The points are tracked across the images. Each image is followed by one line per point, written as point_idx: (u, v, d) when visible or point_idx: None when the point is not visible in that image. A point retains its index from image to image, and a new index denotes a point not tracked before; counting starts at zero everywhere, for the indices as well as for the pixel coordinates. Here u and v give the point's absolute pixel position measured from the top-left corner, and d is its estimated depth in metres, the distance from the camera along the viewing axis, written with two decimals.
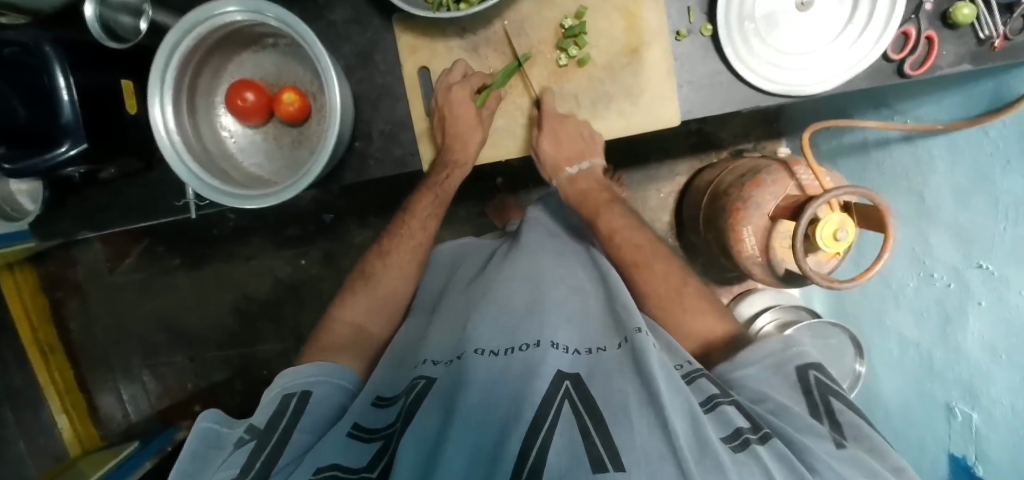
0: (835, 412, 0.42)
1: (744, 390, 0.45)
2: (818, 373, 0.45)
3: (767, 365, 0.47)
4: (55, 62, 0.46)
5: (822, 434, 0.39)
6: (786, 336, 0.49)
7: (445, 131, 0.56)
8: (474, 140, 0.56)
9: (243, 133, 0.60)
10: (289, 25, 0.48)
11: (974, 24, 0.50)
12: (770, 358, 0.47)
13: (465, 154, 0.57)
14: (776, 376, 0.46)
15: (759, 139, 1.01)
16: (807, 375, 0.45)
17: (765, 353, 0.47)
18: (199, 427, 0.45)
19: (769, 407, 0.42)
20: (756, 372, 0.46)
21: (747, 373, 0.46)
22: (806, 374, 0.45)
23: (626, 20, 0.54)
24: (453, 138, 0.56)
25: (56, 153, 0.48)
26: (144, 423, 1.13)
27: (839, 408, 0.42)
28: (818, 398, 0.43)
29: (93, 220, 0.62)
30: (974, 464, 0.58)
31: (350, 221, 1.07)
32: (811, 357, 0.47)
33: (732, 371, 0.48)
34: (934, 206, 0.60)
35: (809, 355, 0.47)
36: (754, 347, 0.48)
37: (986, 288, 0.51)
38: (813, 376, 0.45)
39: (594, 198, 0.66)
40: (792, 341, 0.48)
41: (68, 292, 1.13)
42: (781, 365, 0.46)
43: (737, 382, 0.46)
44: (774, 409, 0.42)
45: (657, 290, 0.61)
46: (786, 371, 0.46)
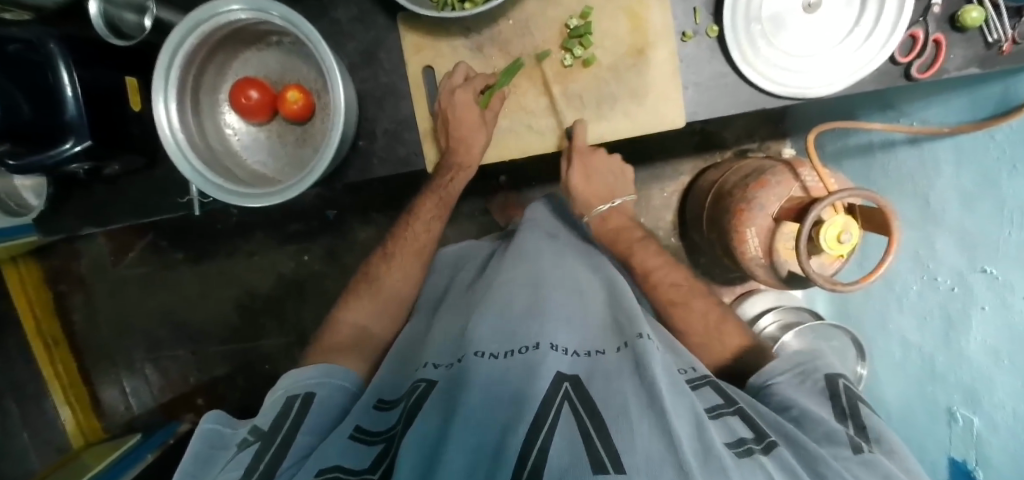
0: (860, 417, 0.44)
1: (775, 399, 0.48)
2: (846, 382, 0.48)
3: (796, 375, 0.49)
4: (60, 59, 0.46)
5: (840, 440, 0.40)
6: (811, 351, 0.53)
7: (449, 132, 0.55)
8: (479, 143, 0.56)
9: (247, 130, 0.60)
10: (293, 24, 0.48)
11: (982, 27, 0.49)
12: (799, 368, 0.50)
13: (469, 157, 0.57)
14: (804, 384, 0.48)
15: (763, 139, 1.00)
16: (835, 382, 0.48)
17: (794, 363, 0.51)
18: (202, 428, 0.47)
19: (793, 414, 0.44)
20: (785, 381, 0.49)
21: (778, 382, 0.49)
22: (834, 381, 0.48)
23: (632, 21, 0.54)
24: (457, 142, 0.56)
25: (61, 149, 0.48)
26: (146, 416, 1.14)
27: (865, 413, 0.44)
28: (845, 402, 0.46)
29: (97, 216, 0.63)
30: (974, 468, 0.58)
31: (353, 217, 1.07)
32: (837, 370, 0.50)
33: (764, 380, 0.50)
34: (938, 209, 0.60)
35: (834, 368, 0.51)
36: (783, 358, 0.51)
37: (990, 292, 0.51)
38: (842, 385, 0.48)
39: (626, 233, 0.66)
40: (818, 356, 0.52)
41: (71, 285, 1.13)
42: (808, 373, 0.49)
43: (768, 392, 0.49)
44: (799, 415, 0.44)
45: (678, 302, 0.61)
46: (814, 378, 0.49)
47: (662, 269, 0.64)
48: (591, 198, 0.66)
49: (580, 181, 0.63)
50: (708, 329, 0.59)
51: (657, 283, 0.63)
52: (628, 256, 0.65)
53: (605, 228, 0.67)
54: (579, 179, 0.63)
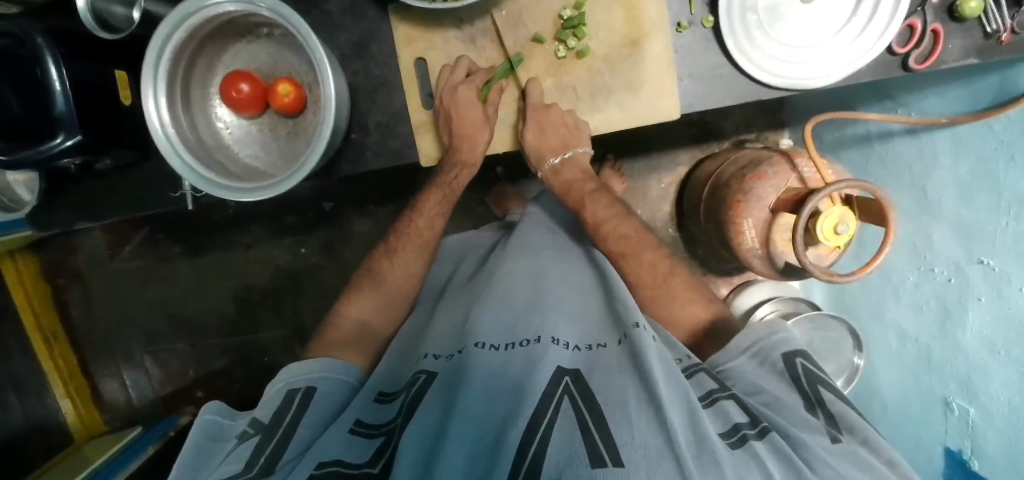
0: (825, 403, 0.43)
1: (740, 382, 0.47)
2: (803, 361, 0.47)
3: (756, 356, 0.48)
4: (48, 53, 0.45)
5: (817, 428, 0.40)
6: (771, 324, 0.51)
7: (451, 129, 0.56)
8: (481, 141, 0.58)
9: (238, 124, 0.59)
10: (282, 16, 0.47)
11: (981, 18, 0.49)
12: (759, 348, 0.48)
13: (471, 154, 0.58)
14: (765, 366, 0.47)
15: (761, 129, 1.00)
16: (793, 363, 0.47)
17: (754, 342, 0.49)
18: (202, 419, 0.46)
19: (762, 400, 0.44)
20: (747, 363, 0.48)
21: (740, 365, 0.48)
22: (793, 362, 0.47)
23: (626, 11, 0.53)
24: (459, 139, 0.57)
25: (51, 145, 0.47)
26: (147, 408, 1.15)
27: (830, 398, 0.44)
28: (806, 387, 0.45)
29: (91, 211, 0.62)
30: (970, 458, 0.59)
31: (350, 210, 1.07)
32: (795, 344, 0.49)
33: (722, 363, 0.50)
34: (936, 200, 0.59)
35: (794, 342, 0.49)
36: (743, 337, 0.50)
37: (987, 284, 0.51)
38: (801, 365, 0.46)
39: (579, 184, 0.66)
40: (776, 330, 0.50)
41: (69, 279, 1.13)
42: (768, 354, 0.48)
43: (730, 375, 0.48)
44: (768, 402, 0.44)
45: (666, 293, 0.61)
46: (773, 359, 0.47)
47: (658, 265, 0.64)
48: (542, 150, 0.60)
49: (533, 135, 0.57)
50: (655, 280, 0.59)
51: (653, 274, 0.60)
52: (587, 215, 0.64)
53: (559, 180, 0.66)
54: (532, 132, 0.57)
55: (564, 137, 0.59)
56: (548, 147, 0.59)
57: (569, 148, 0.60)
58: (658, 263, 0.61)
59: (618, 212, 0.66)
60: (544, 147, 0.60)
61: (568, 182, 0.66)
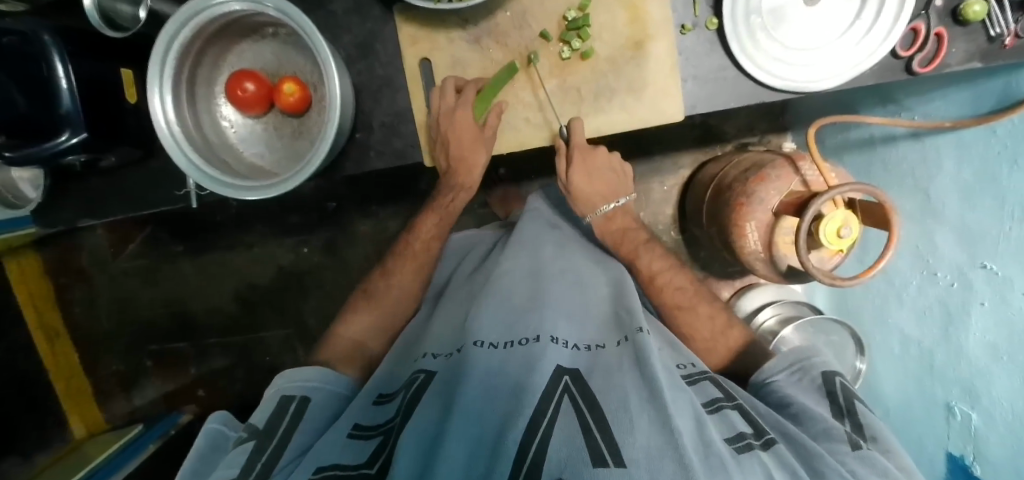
0: (857, 415, 0.44)
1: (776, 395, 0.48)
2: (843, 379, 0.48)
3: (795, 372, 0.49)
4: (54, 50, 0.45)
5: (838, 437, 0.40)
6: (812, 347, 0.52)
7: (450, 153, 0.58)
8: (478, 165, 0.60)
9: (243, 123, 0.59)
10: (287, 15, 0.48)
11: (986, 21, 0.49)
12: (798, 365, 0.50)
13: (469, 178, 0.61)
14: (802, 381, 0.48)
15: (764, 133, 1.00)
16: (832, 380, 0.48)
17: (793, 360, 0.50)
18: (208, 427, 0.47)
19: (792, 411, 0.45)
20: (786, 379, 0.49)
21: (780, 380, 0.49)
22: (831, 379, 0.48)
23: (630, 12, 0.53)
24: (457, 162, 0.59)
25: (56, 142, 0.48)
26: (148, 407, 1.15)
27: (861, 410, 0.45)
28: (842, 402, 0.45)
29: (95, 209, 0.62)
30: (972, 463, 0.59)
31: (353, 210, 1.07)
32: (835, 366, 0.50)
33: (763, 378, 0.51)
34: (939, 205, 0.59)
35: (831, 365, 0.50)
36: (779, 357, 0.51)
37: (989, 288, 0.51)
38: (839, 383, 0.47)
39: (631, 234, 0.66)
40: (816, 352, 0.52)
41: (72, 278, 1.13)
42: (807, 371, 0.49)
43: (768, 390, 0.49)
44: (798, 413, 0.44)
45: (684, 309, 0.61)
46: (812, 376, 0.48)
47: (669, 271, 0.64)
48: (593, 197, 0.65)
49: (582, 181, 0.63)
50: (714, 333, 0.59)
51: (649, 279, 0.63)
52: None
53: (602, 227, 0.66)
54: (581, 178, 0.62)
55: (610, 183, 0.65)
56: (597, 193, 0.65)
57: (618, 195, 0.66)
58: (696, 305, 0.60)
59: (624, 221, 0.67)
60: (595, 195, 0.65)
61: (620, 229, 0.67)
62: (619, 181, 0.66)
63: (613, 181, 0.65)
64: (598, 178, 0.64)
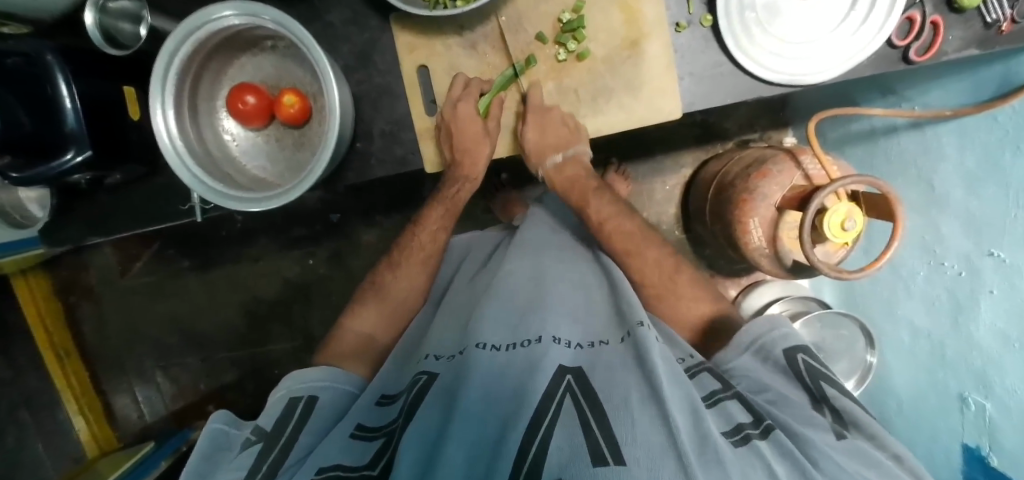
0: (829, 397, 0.43)
1: (744, 381, 0.46)
2: (806, 356, 0.46)
3: (759, 353, 0.48)
4: (57, 70, 0.47)
5: (815, 425, 0.40)
6: (772, 318, 0.50)
7: (454, 147, 0.58)
8: (483, 156, 0.59)
9: (245, 136, 0.60)
10: (286, 28, 0.48)
11: (981, 8, 0.49)
12: (760, 345, 0.48)
13: (474, 170, 0.60)
14: (768, 363, 0.47)
15: (765, 129, 1.00)
16: (795, 359, 0.46)
17: (753, 339, 0.48)
18: (210, 427, 0.46)
19: (768, 398, 0.44)
20: (751, 362, 0.47)
21: (744, 362, 0.48)
22: (795, 357, 0.46)
23: (625, 13, 0.53)
24: (461, 155, 0.58)
25: (62, 161, 0.48)
26: (158, 423, 1.15)
27: (834, 392, 0.43)
28: (810, 383, 0.44)
29: (102, 226, 0.63)
30: (987, 454, 0.57)
31: (357, 221, 1.07)
32: (797, 338, 0.48)
33: (727, 360, 0.49)
34: (944, 193, 0.59)
35: (799, 338, 0.48)
36: (744, 333, 0.49)
37: (998, 277, 0.51)
38: (802, 361, 0.46)
39: (580, 182, 0.65)
40: (780, 324, 0.49)
41: (80, 296, 1.14)
42: (769, 351, 0.47)
43: (731, 374, 0.48)
44: (775, 400, 0.43)
45: (635, 254, 0.61)
46: (775, 356, 0.46)
47: (619, 217, 0.64)
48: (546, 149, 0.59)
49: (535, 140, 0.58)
50: (661, 279, 0.59)
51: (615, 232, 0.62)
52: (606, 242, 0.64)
53: (562, 177, 0.64)
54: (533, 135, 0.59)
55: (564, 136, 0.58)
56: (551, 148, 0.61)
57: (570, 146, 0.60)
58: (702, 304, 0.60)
59: (577, 170, 0.64)
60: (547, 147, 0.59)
61: (570, 179, 0.65)
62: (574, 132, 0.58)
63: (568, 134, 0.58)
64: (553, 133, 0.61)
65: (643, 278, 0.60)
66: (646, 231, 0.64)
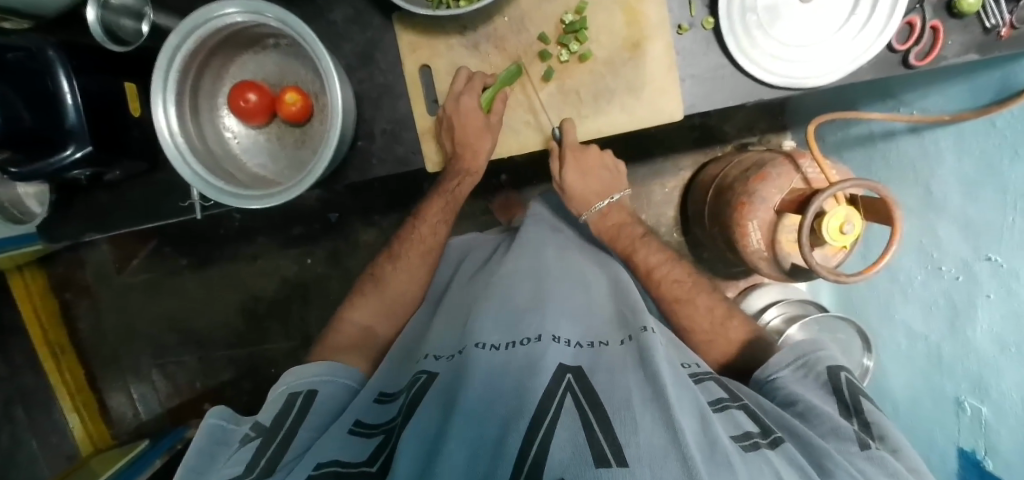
0: (863, 411, 0.44)
1: (780, 393, 0.47)
2: (848, 374, 0.47)
3: (800, 368, 0.49)
4: (59, 66, 0.46)
5: (847, 436, 0.40)
6: (817, 341, 0.52)
7: (454, 138, 0.57)
8: (484, 150, 0.58)
9: (246, 133, 0.60)
10: (289, 25, 0.48)
11: (980, 13, 0.49)
12: (802, 361, 0.49)
13: (475, 164, 0.59)
14: (807, 377, 0.48)
15: (763, 132, 1.00)
16: (837, 375, 0.47)
17: (798, 356, 0.50)
18: (208, 422, 0.46)
19: (798, 409, 0.44)
20: (790, 375, 0.49)
21: (783, 376, 0.49)
22: (836, 374, 0.47)
23: (627, 15, 0.54)
24: (462, 148, 0.57)
25: (62, 156, 0.48)
26: (153, 422, 1.15)
27: (869, 408, 0.44)
28: (847, 397, 0.45)
29: (101, 223, 0.63)
30: (983, 457, 0.58)
31: (356, 219, 1.07)
32: (840, 361, 0.49)
33: (767, 374, 0.50)
34: (941, 198, 0.59)
35: (838, 360, 0.50)
36: (785, 351, 0.51)
37: (995, 280, 0.51)
38: (845, 378, 0.47)
39: (626, 229, 0.66)
40: (820, 347, 0.51)
41: (77, 293, 1.14)
42: (811, 366, 0.48)
43: (772, 386, 0.49)
44: (804, 411, 0.44)
45: (686, 301, 0.60)
46: (817, 372, 0.48)
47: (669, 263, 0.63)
48: (588, 195, 0.65)
49: (575, 180, 0.64)
50: (712, 324, 0.59)
51: (645, 265, 0.63)
52: None
53: (606, 224, 0.66)
54: (575, 178, 0.63)
55: (605, 181, 0.66)
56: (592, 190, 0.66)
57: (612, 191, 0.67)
58: (703, 305, 0.60)
59: (620, 217, 0.67)
60: (590, 192, 0.66)
61: (616, 226, 0.66)
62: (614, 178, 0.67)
63: (607, 179, 0.67)
64: (593, 176, 0.65)
65: (693, 325, 0.59)
66: (690, 272, 0.63)
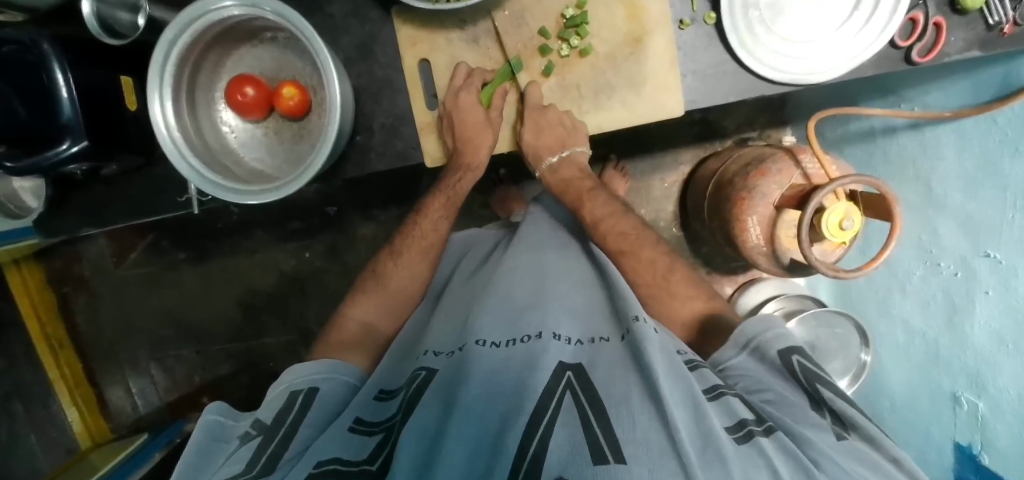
0: (824, 400, 0.43)
1: (741, 381, 0.47)
2: (800, 357, 0.46)
3: (754, 353, 0.48)
4: (54, 60, 0.46)
5: (824, 428, 0.40)
6: (767, 320, 0.50)
7: (455, 135, 0.56)
8: (485, 145, 0.58)
9: (243, 128, 0.59)
10: (286, 18, 0.48)
11: (983, 10, 0.49)
12: (756, 346, 0.48)
13: (477, 159, 0.58)
14: (761, 363, 0.47)
15: (763, 127, 1.00)
16: (790, 360, 0.46)
17: (749, 339, 0.49)
18: (206, 419, 0.46)
19: (761, 398, 0.44)
20: (749, 364, 0.48)
21: (740, 363, 0.48)
22: (789, 359, 0.46)
23: (628, 9, 0.53)
24: (464, 144, 0.57)
25: (58, 151, 0.48)
26: (152, 415, 1.15)
27: (828, 395, 0.43)
28: (803, 385, 0.44)
29: (97, 218, 0.62)
30: (979, 452, 0.58)
31: (355, 214, 1.07)
32: (792, 340, 0.48)
33: (725, 361, 0.50)
34: (941, 194, 0.59)
35: (791, 340, 0.48)
36: (738, 335, 0.50)
37: (993, 277, 0.51)
38: (797, 362, 0.46)
39: (577, 183, 0.65)
40: (773, 326, 0.49)
41: (75, 287, 1.13)
42: (765, 352, 0.47)
43: (729, 373, 0.48)
44: (771, 399, 0.44)
45: (629, 253, 0.61)
46: (771, 358, 0.46)
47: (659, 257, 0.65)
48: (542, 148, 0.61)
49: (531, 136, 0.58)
50: (654, 278, 0.60)
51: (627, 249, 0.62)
52: (608, 238, 0.64)
53: (558, 178, 0.65)
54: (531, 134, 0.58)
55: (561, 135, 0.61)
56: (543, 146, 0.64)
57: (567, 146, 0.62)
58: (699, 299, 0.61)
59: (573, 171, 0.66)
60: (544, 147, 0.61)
61: (567, 181, 0.65)
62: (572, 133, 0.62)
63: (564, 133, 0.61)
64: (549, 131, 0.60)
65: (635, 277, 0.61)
66: (637, 225, 0.64)
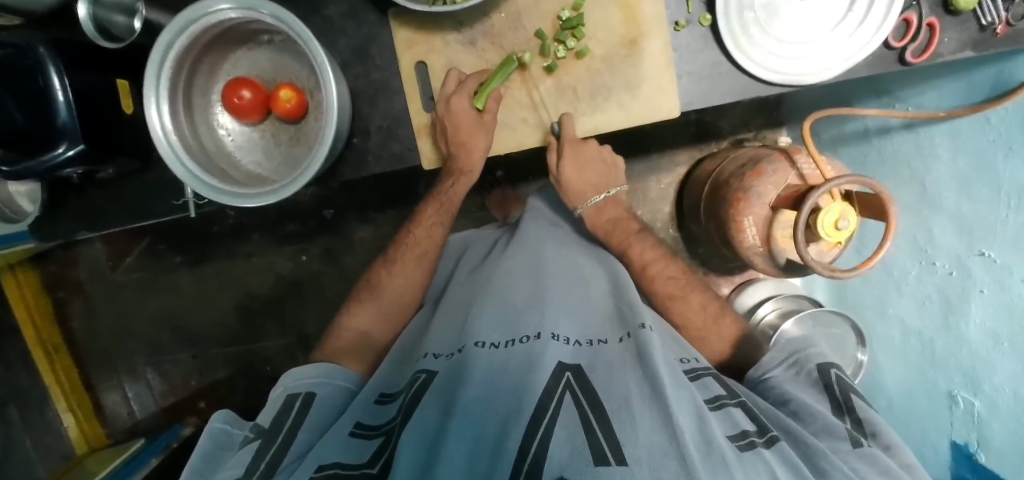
0: (855, 409, 0.44)
1: (773, 392, 0.48)
2: (838, 371, 0.48)
3: (791, 367, 0.49)
4: (49, 63, 0.46)
5: (839, 434, 0.41)
6: (806, 340, 0.53)
7: (449, 140, 0.57)
8: (479, 148, 0.57)
9: (240, 131, 0.59)
10: (282, 21, 0.48)
11: (976, 10, 0.49)
12: (793, 359, 0.50)
13: (471, 162, 0.58)
14: (799, 375, 0.48)
15: (758, 128, 1.00)
16: (828, 372, 0.48)
17: (789, 355, 0.51)
18: (211, 427, 0.46)
19: (790, 408, 0.45)
20: (782, 374, 0.49)
21: (776, 376, 0.49)
22: (828, 371, 0.48)
23: (624, 11, 0.53)
24: (458, 148, 0.57)
25: (54, 154, 0.48)
26: (149, 420, 1.14)
27: (860, 405, 0.44)
28: (839, 395, 0.46)
29: (93, 222, 0.62)
30: (976, 451, 0.58)
31: (352, 217, 1.07)
32: (830, 358, 0.50)
33: (761, 375, 0.51)
34: (935, 194, 0.60)
35: (828, 357, 0.50)
36: (776, 350, 0.51)
37: (988, 276, 0.51)
38: (835, 374, 0.48)
39: (623, 224, 0.67)
40: (811, 346, 0.52)
41: (70, 291, 1.13)
42: (802, 364, 0.49)
43: (765, 386, 0.49)
44: (796, 409, 0.44)
45: (679, 298, 0.61)
46: (808, 370, 0.48)
47: (664, 262, 0.64)
48: (584, 187, 0.65)
49: (573, 173, 0.63)
50: (705, 321, 0.60)
51: (634, 263, 0.64)
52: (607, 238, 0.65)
53: (603, 218, 0.67)
54: (572, 170, 0.63)
55: (602, 174, 0.66)
56: (588, 184, 0.66)
57: (608, 185, 0.67)
58: (697, 301, 0.61)
59: (615, 211, 0.68)
60: (586, 186, 0.66)
61: (612, 221, 0.67)
62: (610, 172, 0.68)
63: (604, 173, 0.67)
64: (589, 169, 0.65)
65: (685, 320, 0.60)
66: (685, 270, 0.65)
